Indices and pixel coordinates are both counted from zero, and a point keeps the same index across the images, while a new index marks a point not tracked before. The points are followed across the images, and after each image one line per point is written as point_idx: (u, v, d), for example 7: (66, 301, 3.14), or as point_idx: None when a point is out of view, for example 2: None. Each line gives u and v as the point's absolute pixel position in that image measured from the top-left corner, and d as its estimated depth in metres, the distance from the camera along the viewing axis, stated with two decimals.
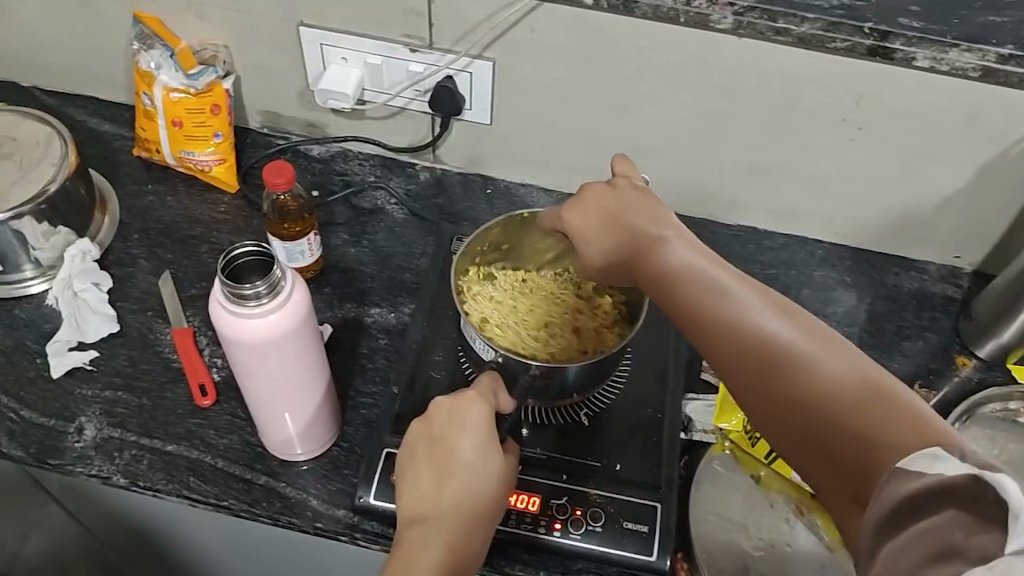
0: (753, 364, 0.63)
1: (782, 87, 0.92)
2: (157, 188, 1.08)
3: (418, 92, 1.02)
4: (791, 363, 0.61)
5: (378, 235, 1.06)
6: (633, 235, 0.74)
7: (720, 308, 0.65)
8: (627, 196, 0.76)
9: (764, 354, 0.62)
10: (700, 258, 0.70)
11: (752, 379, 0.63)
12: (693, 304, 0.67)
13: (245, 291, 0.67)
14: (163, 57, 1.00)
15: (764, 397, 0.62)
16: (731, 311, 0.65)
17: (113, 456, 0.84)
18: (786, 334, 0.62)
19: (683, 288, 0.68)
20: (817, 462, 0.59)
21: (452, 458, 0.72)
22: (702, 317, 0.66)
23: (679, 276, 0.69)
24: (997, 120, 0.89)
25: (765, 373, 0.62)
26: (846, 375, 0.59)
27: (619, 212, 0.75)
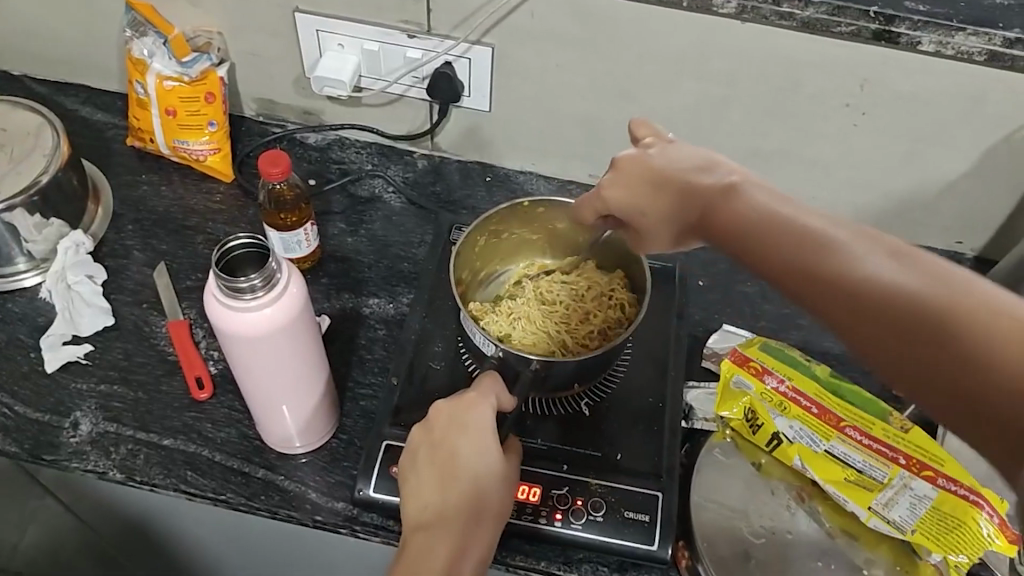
0: (861, 310, 0.54)
1: (784, 72, 0.91)
2: (151, 178, 1.06)
3: (416, 79, 1.00)
4: (905, 302, 0.52)
5: (375, 224, 1.05)
6: (692, 192, 0.65)
7: (811, 253, 0.57)
8: (672, 152, 0.68)
9: (872, 294, 0.54)
10: (774, 199, 0.61)
11: (860, 325, 0.54)
12: (778, 251, 0.58)
13: (239, 285, 0.66)
14: (156, 45, 0.98)
15: (877, 342, 0.54)
16: (825, 255, 0.56)
17: (109, 451, 0.84)
18: (897, 269, 0.54)
19: (764, 235, 0.59)
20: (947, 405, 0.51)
21: (454, 459, 0.71)
22: (793, 264, 0.58)
23: (753, 224, 0.60)
24: (1003, 104, 0.88)
25: (874, 316, 0.53)
26: (978, 309, 0.50)
27: (665, 175, 0.67)
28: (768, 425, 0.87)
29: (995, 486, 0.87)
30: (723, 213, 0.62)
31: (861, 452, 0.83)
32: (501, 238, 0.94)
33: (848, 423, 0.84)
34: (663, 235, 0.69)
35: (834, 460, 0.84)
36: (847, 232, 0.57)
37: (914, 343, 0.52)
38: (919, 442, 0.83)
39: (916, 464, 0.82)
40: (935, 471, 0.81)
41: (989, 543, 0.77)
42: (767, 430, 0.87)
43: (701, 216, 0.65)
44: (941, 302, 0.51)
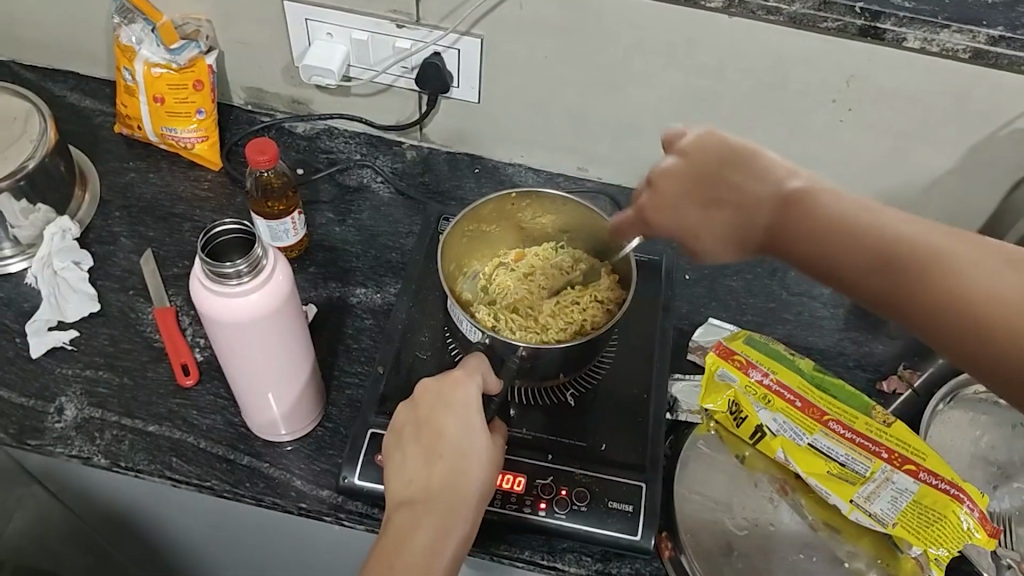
0: (958, 317, 0.53)
1: (772, 67, 0.91)
2: (139, 165, 1.06)
3: (404, 69, 1.00)
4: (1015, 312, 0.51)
5: (363, 214, 1.05)
6: (758, 199, 0.61)
7: (910, 263, 0.54)
8: (726, 151, 0.64)
9: (975, 302, 0.52)
10: (850, 204, 0.58)
11: (964, 335, 0.53)
12: (868, 262, 0.56)
13: (225, 270, 0.66)
14: (144, 32, 0.98)
15: (983, 349, 0.52)
16: (926, 264, 0.54)
17: (94, 437, 0.83)
18: (1000, 275, 0.52)
19: (842, 242, 0.57)
20: None
21: (440, 437, 0.71)
22: (888, 275, 0.55)
23: (835, 232, 0.57)
24: (987, 101, 0.89)
25: (983, 325, 0.52)
26: None
27: (725, 182, 0.63)
28: (751, 418, 0.87)
29: (976, 480, 0.88)
30: (800, 221, 0.59)
31: (844, 446, 0.84)
32: (488, 229, 0.94)
33: (831, 416, 0.85)
34: (720, 245, 0.64)
35: (817, 453, 0.85)
36: (942, 237, 0.55)
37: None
38: (899, 435, 0.84)
39: (897, 458, 0.82)
40: (917, 465, 0.82)
41: (969, 536, 0.78)
42: (751, 422, 0.87)
43: (770, 225, 0.61)
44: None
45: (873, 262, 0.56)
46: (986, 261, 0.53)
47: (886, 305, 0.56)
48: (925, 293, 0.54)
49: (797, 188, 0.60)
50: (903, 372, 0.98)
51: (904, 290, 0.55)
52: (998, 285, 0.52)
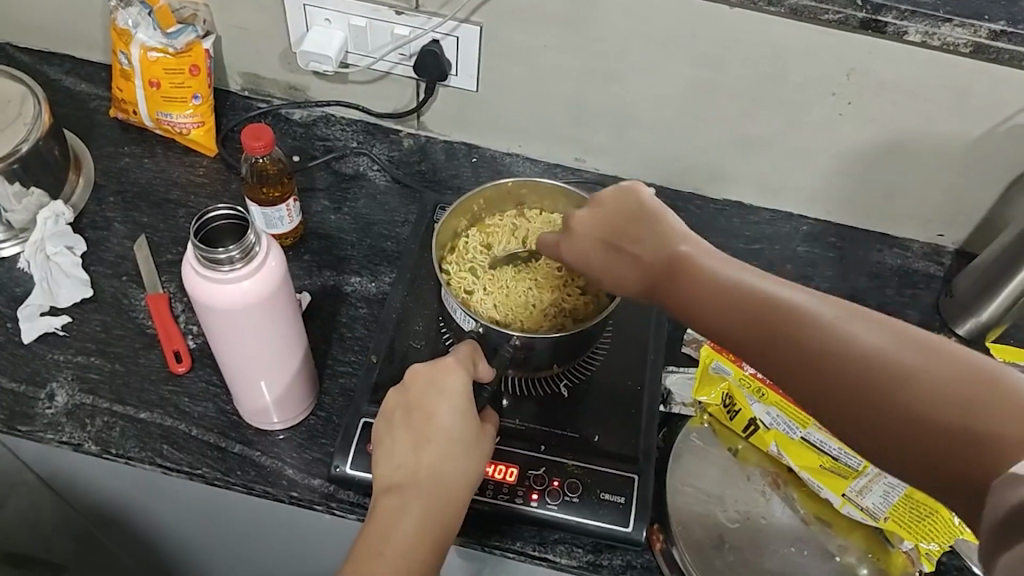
0: (815, 358, 0.58)
1: (772, 59, 0.91)
2: (134, 150, 1.05)
3: (402, 56, 1.00)
4: (874, 366, 0.55)
5: (358, 202, 1.05)
6: (661, 261, 0.67)
7: (789, 324, 0.59)
8: (637, 210, 0.70)
9: (840, 359, 0.57)
10: (737, 271, 0.64)
11: (818, 373, 0.57)
12: (749, 324, 0.61)
13: (217, 256, 0.66)
14: (141, 16, 0.97)
15: (849, 405, 0.56)
16: (801, 325, 0.59)
17: (85, 423, 0.83)
18: (857, 325, 0.57)
19: (717, 295, 0.63)
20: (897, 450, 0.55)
21: (430, 424, 0.71)
22: (765, 337, 0.60)
23: (720, 295, 0.63)
24: (987, 97, 0.88)
25: (845, 380, 0.56)
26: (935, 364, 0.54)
27: (634, 241, 0.69)
28: (745, 411, 0.87)
29: None
30: (693, 284, 0.65)
31: (837, 440, 0.82)
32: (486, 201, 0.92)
33: None
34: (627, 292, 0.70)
35: (809, 446, 0.84)
36: (817, 301, 0.60)
37: (883, 406, 0.54)
38: None
39: None
40: None
41: (959, 531, 0.76)
42: (744, 415, 0.87)
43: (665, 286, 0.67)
44: (908, 365, 0.54)
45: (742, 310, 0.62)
46: (855, 322, 0.58)
47: (769, 365, 0.61)
48: (800, 351, 0.58)
49: (696, 253, 0.66)
50: None
51: (782, 350, 0.59)
52: (862, 342, 0.56)
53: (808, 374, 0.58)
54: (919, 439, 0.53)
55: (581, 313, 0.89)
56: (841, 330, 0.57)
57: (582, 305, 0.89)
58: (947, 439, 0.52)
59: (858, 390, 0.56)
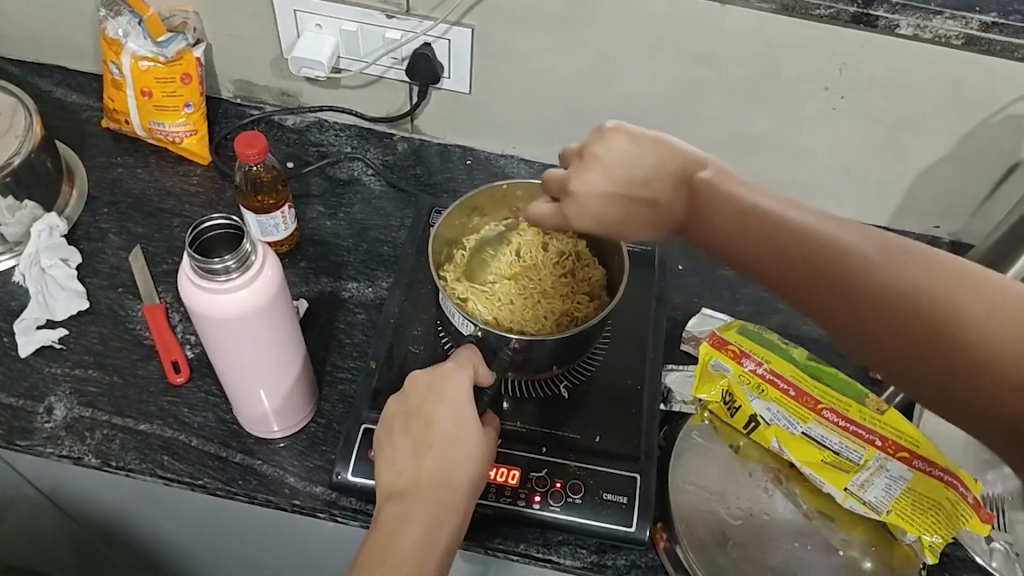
0: (851, 297, 0.56)
1: (764, 55, 0.91)
2: (127, 160, 1.05)
3: (394, 60, 0.99)
4: (902, 297, 0.54)
5: (354, 207, 1.04)
6: (680, 198, 0.65)
7: (816, 254, 0.57)
8: (637, 151, 0.67)
9: (866, 287, 0.55)
10: (779, 210, 0.60)
11: (858, 313, 0.56)
12: (774, 255, 0.59)
13: (214, 266, 0.65)
14: (131, 25, 0.97)
15: (869, 330, 0.55)
16: (841, 262, 0.56)
17: (84, 437, 0.83)
18: (904, 266, 0.55)
19: (762, 238, 0.59)
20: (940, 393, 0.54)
21: (430, 429, 0.70)
22: (804, 277, 0.57)
23: (762, 240, 0.59)
24: (980, 88, 0.88)
25: (866, 307, 0.55)
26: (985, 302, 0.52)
27: (639, 183, 0.67)
28: (745, 408, 0.87)
29: (969, 468, 0.89)
30: (716, 215, 0.62)
31: (837, 434, 0.84)
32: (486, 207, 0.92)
33: (825, 405, 0.85)
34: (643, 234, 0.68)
35: (811, 441, 0.85)
36: (848, 231, 0.57)
37: (917, 335, 0.53)
38: (895, 423, 0.84)
39: (892, 446, 0.83)
40: (910, 452, 0.82)
41: (964, 522, 0.78)
42: (745, 412, 0.87)
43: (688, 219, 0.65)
44: (951, 294, 0.53)
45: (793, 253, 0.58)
46: (885, 255, 0.55)
47: (794, 294, 0.59)
48: (824, 279, 0.57)
49: (715, 187, 0.63)
50: None
51: (809, 280, 0.57)
52: (885, 272, 0.55)
53: (830, 301, 0.57)
54: (968, 383, 0.52)
55: (578, 317, 0.89)
56: (869, 261, 0.56)
57: (578, 310, 0.90)
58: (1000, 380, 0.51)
59: (880, 319, 0.55)
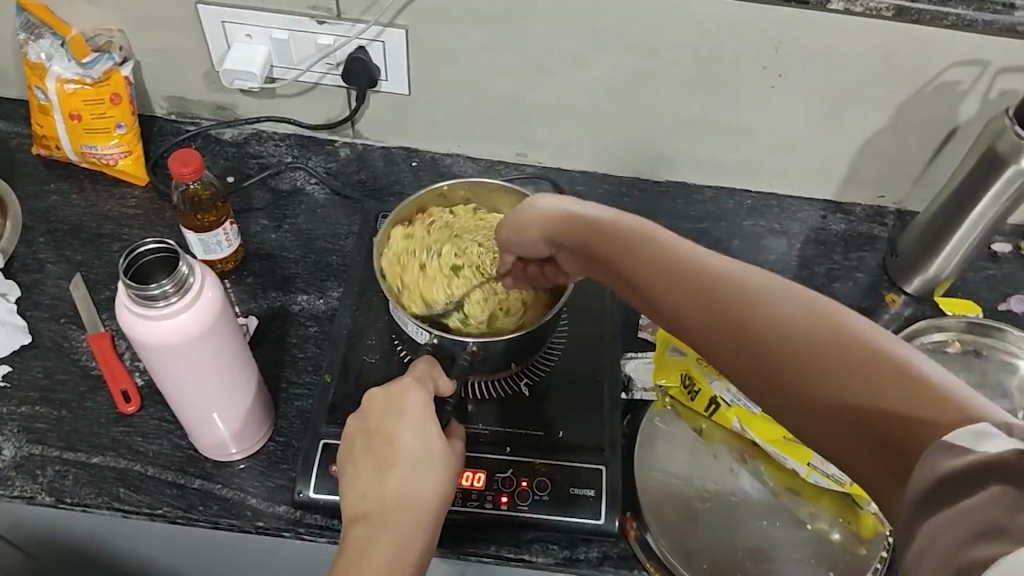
0: (732, 331, 0.56)
1: (700, 38, 0.91)
2: (61, 187, 1.02)
3: (329, 66, 0.98)
4: (803, 348, 0.53)
5: (299, 218, 1.03)
6: (607, 247, 0.65)
7: (721, 302, 0.57)
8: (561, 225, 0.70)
9: (770, 339, 0.55)
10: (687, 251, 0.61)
11: (741, 352, 0.56)
12: (692, 302, 0.58)
13: (151, 292, 0.64)
14: (54, 48, 0.94)
15: (769, 376, 0.55)
16: (729, 298, 0.57)
17: (36, 475, 0.81)
18: (790, 309, 0.55)
19: (662, 272, 0.61)
20: (818, 432, 0.53)
21: (392, 447, 0.68)
22: (696, 309, 0.58)
23: (665, 273, 0.61)
24: (913, 58, 0.89)
25: (763, 347, 0.55)
26: (852, 350, 0.52)
27: (584, 240, 0.68)
28: (705, 390, 0.88)
29: None
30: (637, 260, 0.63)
31: None
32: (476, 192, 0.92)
33: None
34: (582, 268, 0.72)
35: (770, 419, 0.85)
36: (762, 281, 0.57)
37: (790, 374, 0.53)
38: None
39: None
40: None
41: None
42: (704, 395, 0.88)
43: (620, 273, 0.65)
44: (818, 337, 0.53)
45: (689, 286, 0.59)
46: (787, 302, 0.55)
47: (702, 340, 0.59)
48: (723, 323, 0.57)
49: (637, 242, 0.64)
50: None
51: (699, 316, 0.58)
52: (785, 316, 0.55)
53: (736, 344, 0.56)
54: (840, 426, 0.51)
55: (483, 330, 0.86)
56: (778, 310, 0.55)
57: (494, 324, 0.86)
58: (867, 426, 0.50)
59: (777, 366, 0.54)
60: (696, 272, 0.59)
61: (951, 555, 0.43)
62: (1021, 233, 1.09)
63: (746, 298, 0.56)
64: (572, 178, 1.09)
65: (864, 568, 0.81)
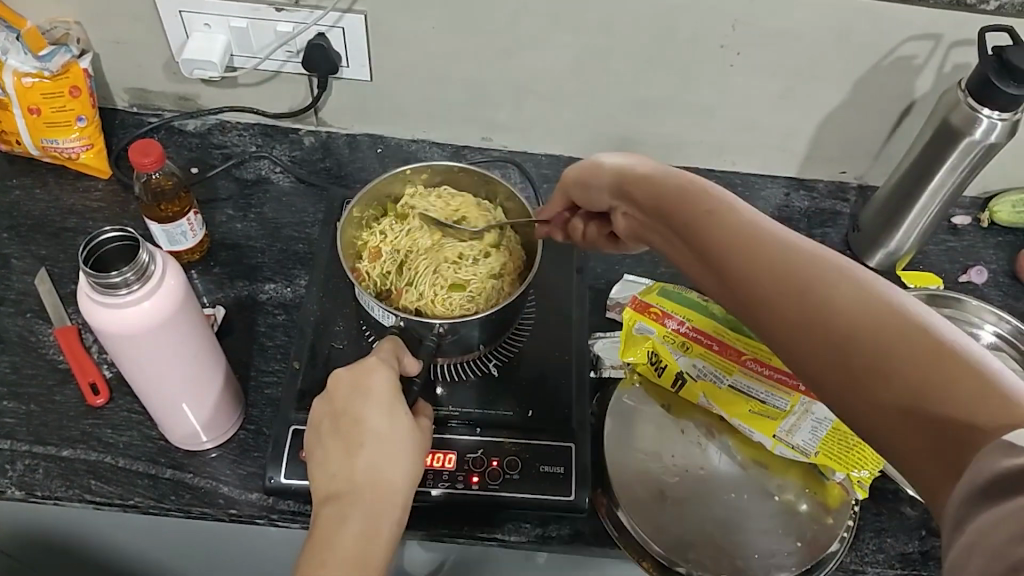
0: (784, 297, 0.52)
1: (657, 17, 0.91)
2: (23, 181, 1.02)
3: (289, 53, 0.98)
4: (865, 329, 0.48)
5: (265, 207, 1.03)
6: (659, 205, 0.63)
7: (780, 266, 0.52)
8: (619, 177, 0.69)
9: (828, 312, 0.50)
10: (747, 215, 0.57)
11: (790, 323, 0.51)
12: (745, 263, 0.54)
13: (112, 280, 0.64)
14: (9, 41, 0.93)
15: (814, 355, 0.50)
16: (786, 264, 0.52)
17: (5, 469, 0.81)
18: (852, 288, 0.50)
19: (716, 229, 0.57)
20: (871, 421, 0.48)
21: (360, 427, 0.69)
22: (752, 269, 0.54)
23: (716, 232, 0.56)
24: (867, 33, 0.90)
25: (818, 323, 0.50)
26: (920, 341, 0.47)
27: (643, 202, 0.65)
28: (671, 366, 0.88)
29: None
30: (688, 218, 0.59)
31: (764, 384, 0.86)
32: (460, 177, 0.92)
33: (749, 356, 0.87)
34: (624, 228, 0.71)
35: (738, 394, 0.86)
36: (824, 251, 0.53)
37: (846, 353, 0.49)
38: None
39: None
40: None
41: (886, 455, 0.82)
42: (671, 370, 0.88)
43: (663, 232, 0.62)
44: (881, 321, 0.48)
45: (742, 246, 0.55)
46: (849, 280, 0.50)
47: (745, 308, 0.55)
48: (775, 290, 0.52)
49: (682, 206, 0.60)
50: None
51: (752, 278, 0.53)
52: (846, 295, 0.50)
53: (785, 318, 0.52)
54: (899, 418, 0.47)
55: (420, 306, 0.87)
56: (830, 281, 0.51)
57: (444, 303, 0.87)
58: (926, 421, 0.46)
59: (829, 344, 0.50)
60: (751, 235, 0.55)
61: (998, 551, 0.40)
62: (980, 206, 1.11)
63: (806, 266, 0.52)
64: (538, 161, 1.10)
65: (832, 537, 0.83)
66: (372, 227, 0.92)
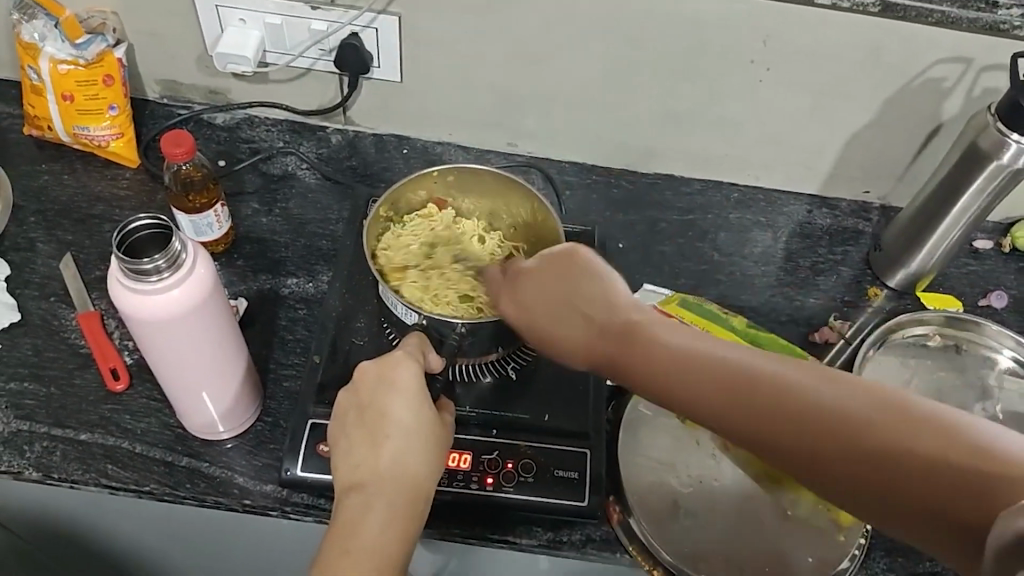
0: (775, 414, 0.58)
1: (689, 31, 0.92)
2: (52, 167, 1.03)
3: (322, 52, 0.98)
4: (856, 426, 0.54)
5: (290, 203, 1.03)
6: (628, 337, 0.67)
7: (763, 390, 0.59)
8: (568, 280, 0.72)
9: (818, 416, 0.56)
10: (723, 348, 0.63)
11: (789, 438, 0.57)
12: (729, 395, 0.60)
13: (144, 266, 0.64)
14: (47, 28, 0.94)
15: (816, 457, 0.55)
16: (771, 388, 0.58)
17: (23, 450, 0.81)
18: (833, 393, 0.56)
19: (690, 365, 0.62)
20: (886, 506, 0.52)
21: (386, 419, 0.69)
22: (734, 397, 0.60)
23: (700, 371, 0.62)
24: (898, 54, 0.90)
25: (812, 430, 0.56)
26: (907, 424, 0.53)
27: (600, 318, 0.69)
28: None
29: None
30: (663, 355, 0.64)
31: None
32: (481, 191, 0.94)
33: None
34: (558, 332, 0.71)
35: None
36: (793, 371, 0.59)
37: (844, 449, 0.54)
38: None
39: None
40: None
41: None
42: None
43: (624, 353, 0.67)
44: (866, 416, 0.54)
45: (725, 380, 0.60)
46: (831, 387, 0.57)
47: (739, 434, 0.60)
48: (767, 411, 0.58)
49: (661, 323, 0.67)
50: (836, 323, 1.00)
51: (742, 408, 0.59)
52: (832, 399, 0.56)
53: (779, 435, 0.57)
54: (913, 494, 0.51)
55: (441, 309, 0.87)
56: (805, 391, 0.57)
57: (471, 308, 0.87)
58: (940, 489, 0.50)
59: (827, 446, 0.55)
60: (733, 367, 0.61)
61: None
62: (1003, 230, 1.10)
63: (786, 386, 0.58)
64: (563, 168, 1.10)
65: (842, 555, 0.83)
66: (391, 236, 0.92)
